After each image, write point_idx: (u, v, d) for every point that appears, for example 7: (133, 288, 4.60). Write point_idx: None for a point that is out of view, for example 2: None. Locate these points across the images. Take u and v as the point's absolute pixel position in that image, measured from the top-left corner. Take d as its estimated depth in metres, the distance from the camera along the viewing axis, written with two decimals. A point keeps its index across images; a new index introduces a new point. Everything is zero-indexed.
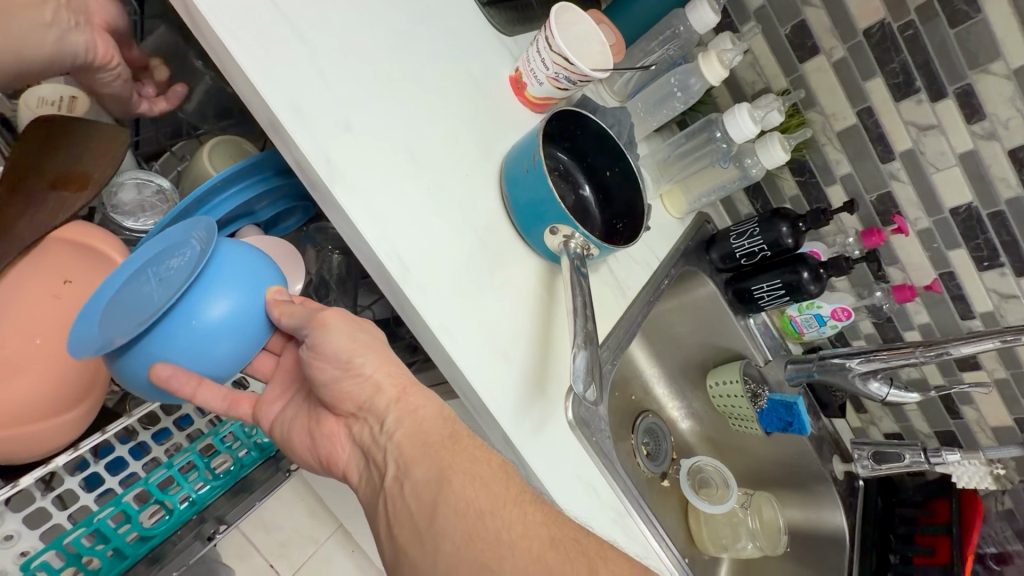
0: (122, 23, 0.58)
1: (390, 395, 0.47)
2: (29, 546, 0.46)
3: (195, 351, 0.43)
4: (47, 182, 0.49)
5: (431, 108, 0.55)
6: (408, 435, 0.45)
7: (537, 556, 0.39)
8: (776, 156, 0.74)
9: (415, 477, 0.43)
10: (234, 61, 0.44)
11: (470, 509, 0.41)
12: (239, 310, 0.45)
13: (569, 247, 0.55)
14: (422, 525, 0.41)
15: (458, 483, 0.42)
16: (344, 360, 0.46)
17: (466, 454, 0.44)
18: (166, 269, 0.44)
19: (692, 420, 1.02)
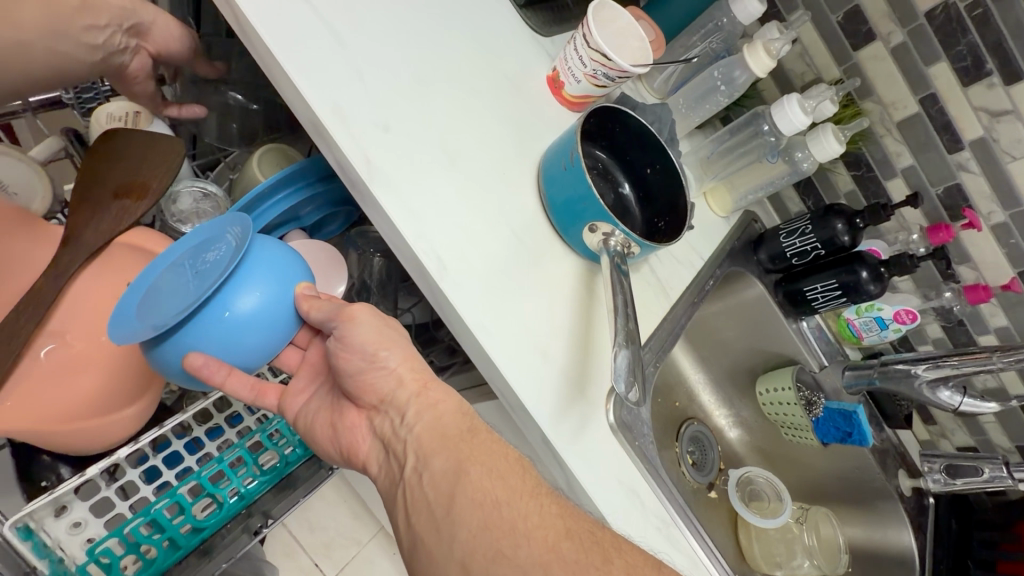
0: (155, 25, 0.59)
1: (412, 389, 0.48)
2: (96, 533, 0.49)
3: (226, 343, 0.45)
4: (110, 192, 0.52)
5: (468, 110, 0.55)
6: (427, 428, 0.45)
7: (552, 545, 0.38)
8: (830, 149, 0.70)
9: (433, 468, 0.43)
10: (281, 69, 0.46)
11: (487, 499, 0.40)
12: (268, 304, 0.46)
13: (609, 245, 0.54)
14: (439, 513, 0.41)
15: (476, 474, 0.42)
16: (370, 353, 0.47)
17: (483, 446, 0.44)
18: (203, 262, 0.46)
19: (741, 429, 0.97)
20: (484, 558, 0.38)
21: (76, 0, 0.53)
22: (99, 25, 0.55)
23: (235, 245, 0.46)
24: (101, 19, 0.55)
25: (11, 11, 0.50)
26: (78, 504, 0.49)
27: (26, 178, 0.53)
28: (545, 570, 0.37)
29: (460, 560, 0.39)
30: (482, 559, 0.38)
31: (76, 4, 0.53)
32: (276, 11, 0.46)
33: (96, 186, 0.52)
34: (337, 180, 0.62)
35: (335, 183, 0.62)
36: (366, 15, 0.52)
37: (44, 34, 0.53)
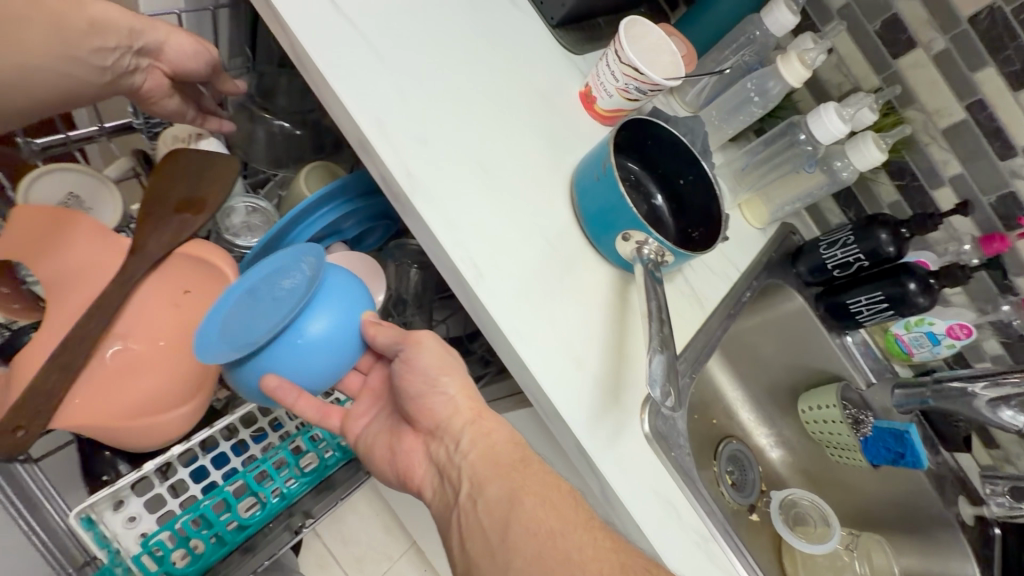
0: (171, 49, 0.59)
1: (466, 417, 0.48)
2: (148, 528, 0.51)
3: (300, 366, 0.47)
4: (171, 206, 0.56)
5: (503, 124, 0.57)
6: (482, 454, 0.46)
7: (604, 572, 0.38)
8: (871, 157, 0.69)
9: (488, 495, 0.43)
10: (330, 88, 0.49)
11: (541, 530, 0.40)
12: (337, 330, 0.48)
13: (643, 253, 0.54)
14: (494, 539, 0.41)
15: (530, 504, 0.42)
16: (433, 376, 0.48)
17: (538, 477, 0.44)
18: (280, 289, 0.50)
19: (783, 449, 0.94)
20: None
21: (84, 23, 0.52)
22: (108, 46, 0.54)
23: (311, 275, 0.49)
24: (111, 41, 0.54)
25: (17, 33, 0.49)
26: (134, 499, 0.51)
27: (100, 196, 0.58)
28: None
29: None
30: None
31: (86, 27, 0.52)
32: (327, 36, 0.50)
33: (158, 200, 0.56)
34: (377, 197, 0.65)
35: (374, 199, 0.65)
36: (408, 38, 0.55)
37: (47, 59, 0.51)
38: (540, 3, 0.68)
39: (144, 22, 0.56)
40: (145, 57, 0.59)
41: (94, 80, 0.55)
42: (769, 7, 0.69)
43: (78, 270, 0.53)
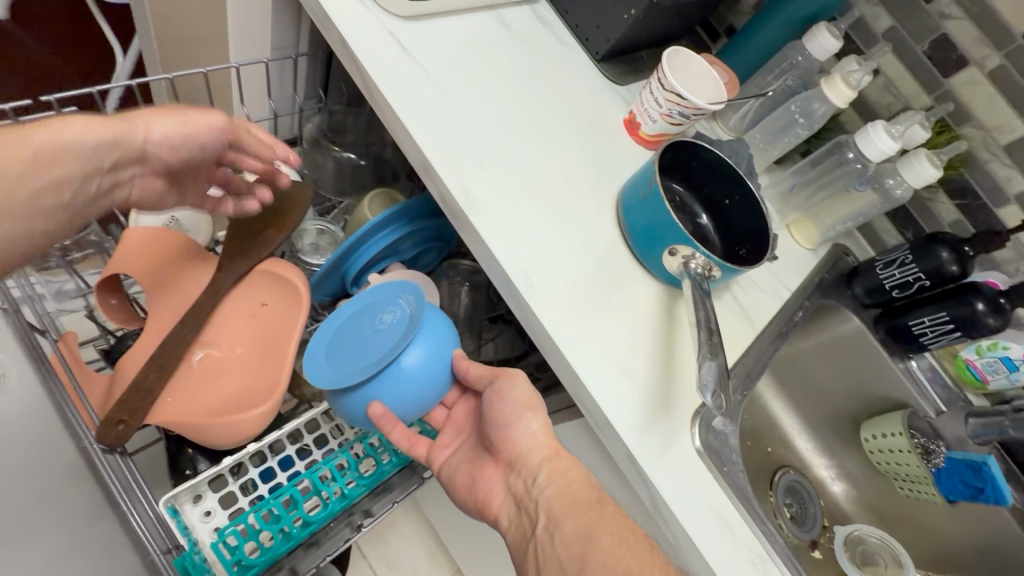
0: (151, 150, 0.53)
1: (544, 453, 0.50)
2: (220, 523, 0.54)
3: (403, 396, 0.52)
4: (259, 225, 0.63)
5: (552, 149, 0.61)
6: (558, 491, 0.47)
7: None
8: (926, 173, 0.67)
9: (565, 530, 0.45)
10: (397, 119, 0.54)
11: (618, 568, 0.41)
12: (434, 364, 0.53)
13: (690, 268, 0.55)
14: (571, 572, 0.42)
15: (606, 541, 0.43)
16: (518, 411, 0.51)
17: (613, 518, 0.45)
18: (382, 323, 0.55)
19: (846, 483, 0.89)
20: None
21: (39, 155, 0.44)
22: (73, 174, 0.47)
23: (413, 311, 0.54)
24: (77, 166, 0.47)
25: None
26: (210, 494, 0.55)
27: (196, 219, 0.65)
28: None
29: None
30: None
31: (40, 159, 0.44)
32: (394, 74, 0.56)
33: (243, 223, 0.63)
34: (428, 220, 0.70)
35: (428, 222, 0.70)
36: (465, 74, 0.60)
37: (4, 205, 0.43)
38: (585, 39, 0.73)
39: (119, 126, 0.49)
40: (127, 164, 0.53)
41: (67, 211, 0.48)
42: (811, 33, 0.71)
43: (165, 274, 0.59)
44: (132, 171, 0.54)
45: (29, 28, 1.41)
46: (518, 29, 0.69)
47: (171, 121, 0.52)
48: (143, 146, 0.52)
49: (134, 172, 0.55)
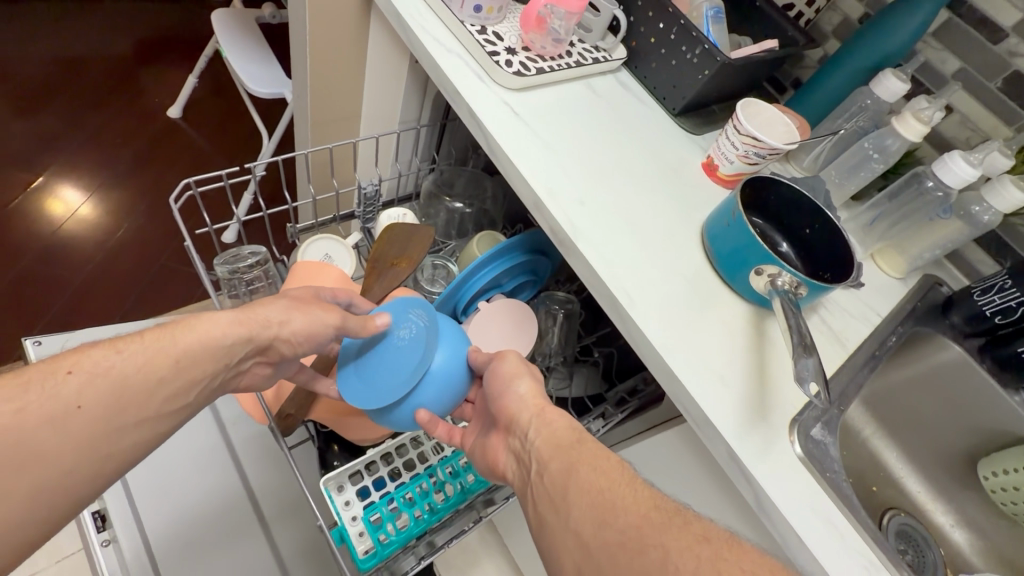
0: (278, 347, 0.56)
1: (532, 411, 0.54)
2: (358, 511, 0.61)
3: (439, 395, 0.59)
4: (389, 262, 0.76)
5: (640, 189, 0.71)
6: (546, 439, 0.51)
7: (643, 513, 0.41)
8: (1012, 198, 0.68)
9: (552, 469, 0.48)
10: (512, 165, 0.66)
11: (593, 487, 0.44)
12: (453, 360, 0.60)
13: (777, 285, 0.60)
14: (556, 494, 0.46)
15: (584, 472, 0.46)
16: (506, 379, 0.57)
17: (590, 451, 0.48)
18: (398, 338, 0.60)
19: (969, 531, 0.82)
20: (593, 530, 0.41)
21: (171, 362, 0.49)
22: (198, 356, 0.51)
23: (427, 325, 0.61)
24: (204, 363, 0.52)
25: (108, 366, 0.47)
26: (350, 487, 0.62)
27: (343, 254, 0.78)
28: (637, 531, 0.39)
29: (574, 531, 0.42)
30: (593, 535, 0.41)
31: (173, 364, 0.49)
32: (509, 133, 0.69)
33: (380, 257, 0.76)
34: (525, 256, 0.80)
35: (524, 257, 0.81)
36: (564, 130, 0.73)
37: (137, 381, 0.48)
38: (663, 98, 0.84)
39: (251, 326, 0.54)
40: (250, 358, 0.55)
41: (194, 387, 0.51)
42: (877, 77, 0.77)
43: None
44: (256, 362, 0.56)
45: (194, 122, 1.77)
46: (604, 94, 0.81)
47: (300, 319, 0.56)
48: (272, 341, 0.55)
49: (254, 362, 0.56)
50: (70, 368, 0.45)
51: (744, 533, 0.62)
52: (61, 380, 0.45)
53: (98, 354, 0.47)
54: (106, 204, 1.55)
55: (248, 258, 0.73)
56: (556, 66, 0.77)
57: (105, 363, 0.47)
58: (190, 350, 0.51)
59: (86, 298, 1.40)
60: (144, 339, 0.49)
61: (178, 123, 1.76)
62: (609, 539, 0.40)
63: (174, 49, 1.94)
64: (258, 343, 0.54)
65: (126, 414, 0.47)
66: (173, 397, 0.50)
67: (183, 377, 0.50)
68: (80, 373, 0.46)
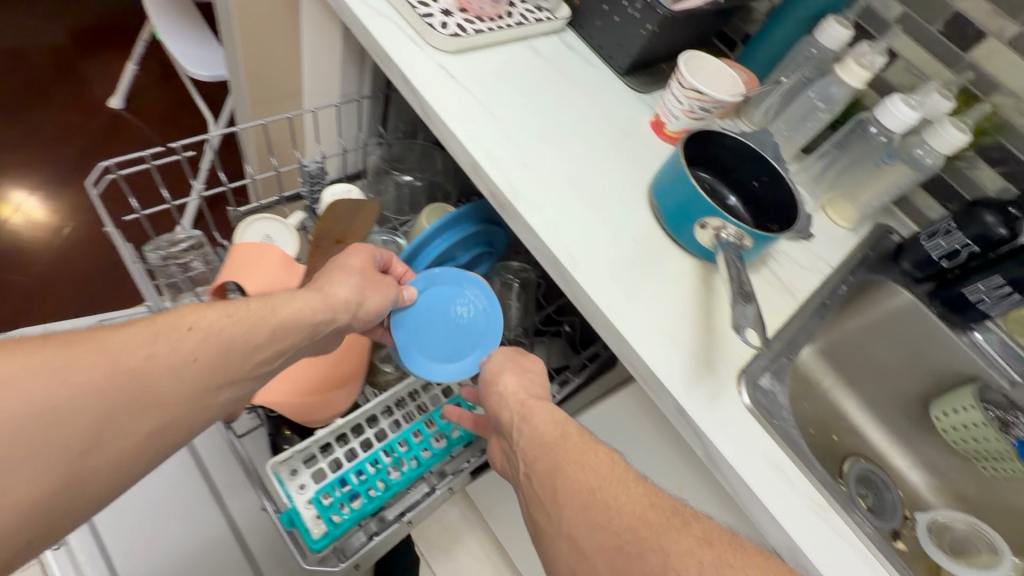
0: (358, 322, 0.62)
1: (514, 407, 0.56)
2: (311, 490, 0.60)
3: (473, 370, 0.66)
4: (334, 240, 0.74)
5: (586, 150, 0.69)
6: (529, 439, 0.52)
7: (639, 515, 0.42)
8: (953, 138, 0.68)
9: (538, 469, 0.49)
10: (449, 131, 0.64)
11: (583, 487, 0.45)
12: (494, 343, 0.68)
13: (722, 238, 0.59)
14: (547, 499, 0.46)
15: (572, 471, 0.47)
16: (490, 377, 0.61)
17: (576, 447, 0.49)
18: (458, 310, 0.69)
19: (925, 471, 0.84)
20: (587, 531, 0.42)
21: (267, 333, 0.52)
22: (292, 329, 0.54)
23: (482, 305, 0.70)
24: (293, 337, 0.54)
25: (214, 323, 0.48)
26: (304, 470, 0.61)
27: (284, 235, 0.75)
28: (632, 533, 0.40)
29: (567, 533, 0.43)
30: (586, 537, 0.42)
31: (269, 334, 0.52)
32: (447, 99, 0.66)
33: (324, 236, 0.74)
34: (465, 227, 0.77)
35: (463, 229, 0.77)
36: (506, 94, 0.70)
37: (225, 349, 0.48)
38: (609, 57, 0.82)
39: (338, 305, 0.58)
40: (329, 334, 0.59)
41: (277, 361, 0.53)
42: (821, 26, 0.75)
43: (262, 283, 0.69)
44: (332, 338, 0.60)
45: (140, 113, 1.69)
46: (548, 55, 0.79)
47: (371, 297, 0.62)
48: (349, 319, 0.60)
49: (328, 339, 0.60)
50: (192, 324, 0.47)
51: (701, 488, 0.62)
52: (182, 335, 0.46)
53: (214, 315, 0.48)
54: (50, 203, 1.47)
55: (179, 243, 0.70)
56: (494, 28, 0.74)
57: (220, 325, 0.48)
58: (287, 321, 0.53)
59: (39, 302, 1.35)
60: (252, 305, 0.52)
61: (123, 114, 1.68)
62: (603, 540, 0.41)
63: (113, 35, 1.84)
64: (340, 322, 0.59)
65: (133, 470, 0.43)
66: (188, 435, 0.46)
67: (271, 349, 0.52)
68: (201, 329, 0.47)
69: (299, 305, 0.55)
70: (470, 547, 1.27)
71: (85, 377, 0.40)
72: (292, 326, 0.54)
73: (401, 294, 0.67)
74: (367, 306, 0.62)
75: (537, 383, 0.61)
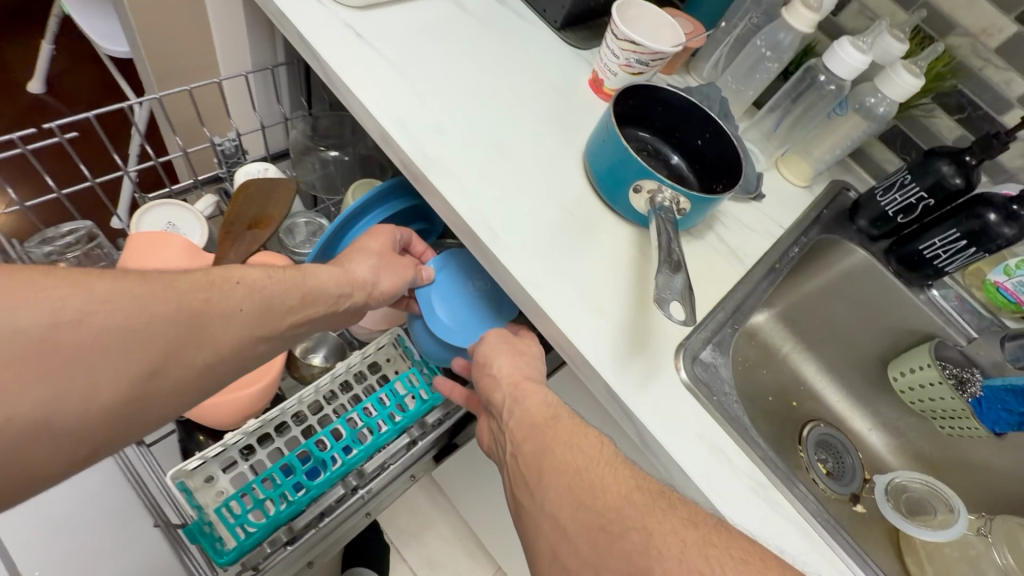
0: (382, 296, 0.60)
1: (508, 387, 0.51)
2: (225, 486, 0.58)
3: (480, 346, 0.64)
4: (246, 225, 0.68)
5: (516, 112, 0.63)
6: (519, 420, 0.47)
7: (625, 495, 0.36)
8: (906, 84, 0.64)
9: (525, 451, 0.43)
10: (356, 99, 0.58)
11: (569, 467, 0.39)
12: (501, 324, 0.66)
13: (657, 202, 0.55)
14: (531, 479, 0.41)
15: (558, 451, 0.41)
16: (482, 360, 0.55)
17: (567, 430, 0.43)
18: (471, 286, 0.66)
19: (886, 433, 0.82)
20: (571, 510, 0.37)
21: (298, 298, 0.52)
22: (319, 301, 0.53)
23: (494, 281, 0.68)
24: (319, 309, 0.54)
25: (255, 280, 0.49)
26: (221, 475, 0.58)
27: (191, 223, 0.68)
28: (618, 513, 0.35)
29: (551, 514, 0.37)
30: (570, 515, 0.36)
31: (299, 300, 0.52)
32: (352, 63, 0.59)
33: (235, 220, 0.67)
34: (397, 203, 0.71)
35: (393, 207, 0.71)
36: (423, 53, 0.64)
37: (261, 307, 0.48)
38: (543, 11, 0.75)
39: (360, 279, 0.57)
40: (350, 311, 0.58)
41: (304, 328, 0.53)
42: None
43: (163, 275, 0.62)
44: (350, 314, 0.59)
45: (63, 98, 1.56)
46: (474, 10, 0.72)
47: (391, 274, 0.60)
48: (367, 297, 0.59)
49: (345, 316, 0.58)
50: (239, 278, 0.48)
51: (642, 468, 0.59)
52: (231, 287, 0.47)
53: (256, 274, 0.49)
54: None
55: (63, 238, 0.64)
56: None
57: (261, 284, 0.49)
58: (315, 289, 0.53)
59: None
60: (286, 270, 0.52)
61: (44, 100, 1.55)
62: (586, 521, 0.35)
63: (27, 12, 1.69)
64: (354, 301, 0.58)
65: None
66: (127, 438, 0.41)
67: (295, 317, 0.51)
68: (248, 284, 0.48)
69: (321, 275, 0.54)
70: (439, 532, 1.25)
71: (152, 309, 0.41)
72: (319, 297, 0.53)
73: (418, 274, 0.65)
74: (389, 282, 0.60)
75: (531, 365, 0.55)
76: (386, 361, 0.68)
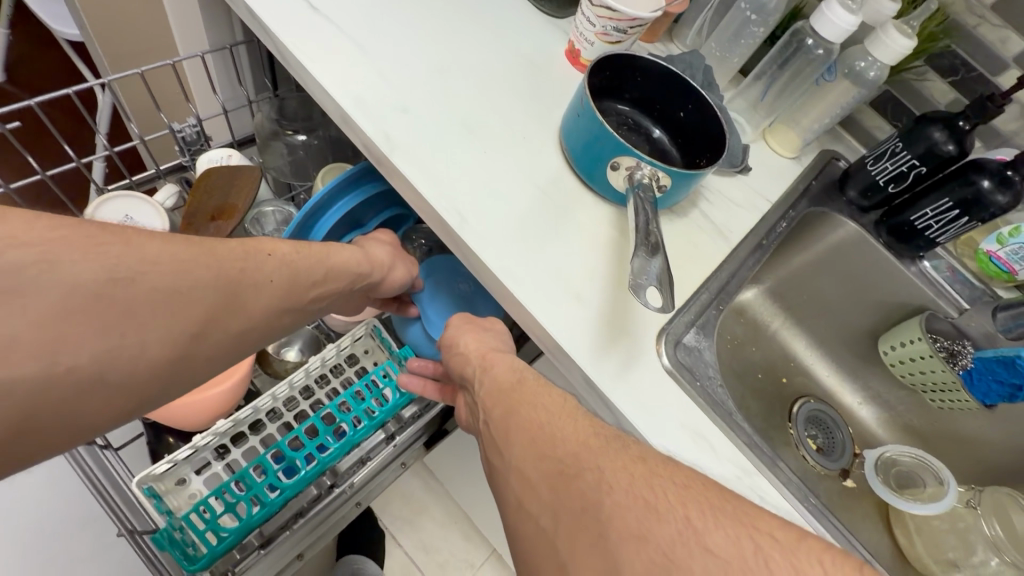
0: (391, 280, 0.61)
1: (476, 360, 0.50)
2: (198, 488, 0.57)
3: None
4: (208, 216, 0.65)
5: (487, 88, 0.60)
6: (489, 388, 0.45)
7: (583, 442, 0.34)
8: (896, 45, 0.60)
9: (492, 418, 0.41)
10: (314, 76, 0.54)
11: (535, 422, 0.37)
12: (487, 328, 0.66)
13: (635, 179, 0.52)
14: (498, 437, 0.39)
15: (527, 411, 0.39)
16: (449, 343, 0.53)
17: (533, 391, 0.41)
18: (456, 288, 0.69)
19: (876, 407, 0.81)
20: (533, 462, 0.35)
21: (320, 274, 0.52)
22: (341, 279, 0.55)
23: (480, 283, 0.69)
24: (340, 285, 0.55)
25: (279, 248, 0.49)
26: (194, 477, 0.57)
27: (148, 213, 0.65)
28: (575, 456, 0.33)
29: (516, 468, 0.35)
30: (533, 466, 0.34)
31: (321, 276, 0.52)
32: (309, 38, 0.56)
33: (196, 212, 0.65)
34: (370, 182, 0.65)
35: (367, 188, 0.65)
36: (386, 26, 0.60)
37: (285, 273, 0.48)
38: None
39: (373, 262, 0.59)
40: (363, 294, 0.60)
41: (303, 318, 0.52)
42: None
43: None
44: (362, 299, 0.61)
45: (25, 85, 1.49)
46: None
47: (397, 261, 0.62)
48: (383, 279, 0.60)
49: (355, 300, 0.60)
50: (272, 249, 0.48)
51: None
52: (264, 259, 0.47)
53: (287, 248, 0.50)
54: None
55: None
56: None
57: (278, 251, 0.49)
58: (342, 264, 0.54)
59: None
60: (311, 245, 0.52)
61: (4, 88, 1.48)
62: (548, 468, 0.33)
63: None
64: (373, 279, 0.59)
65: None
66: None
67: (319, 289, 0.52)
68: (279, 257, 0.48)
69: (341, 253, 0.55)
70: (434, 517, 1.25)
71: (199, 272, 0.42)
72: (343, 273, 0.55)
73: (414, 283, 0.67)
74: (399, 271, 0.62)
75: (498, 339, 0.54)
76: (363, 353, 0.66)
